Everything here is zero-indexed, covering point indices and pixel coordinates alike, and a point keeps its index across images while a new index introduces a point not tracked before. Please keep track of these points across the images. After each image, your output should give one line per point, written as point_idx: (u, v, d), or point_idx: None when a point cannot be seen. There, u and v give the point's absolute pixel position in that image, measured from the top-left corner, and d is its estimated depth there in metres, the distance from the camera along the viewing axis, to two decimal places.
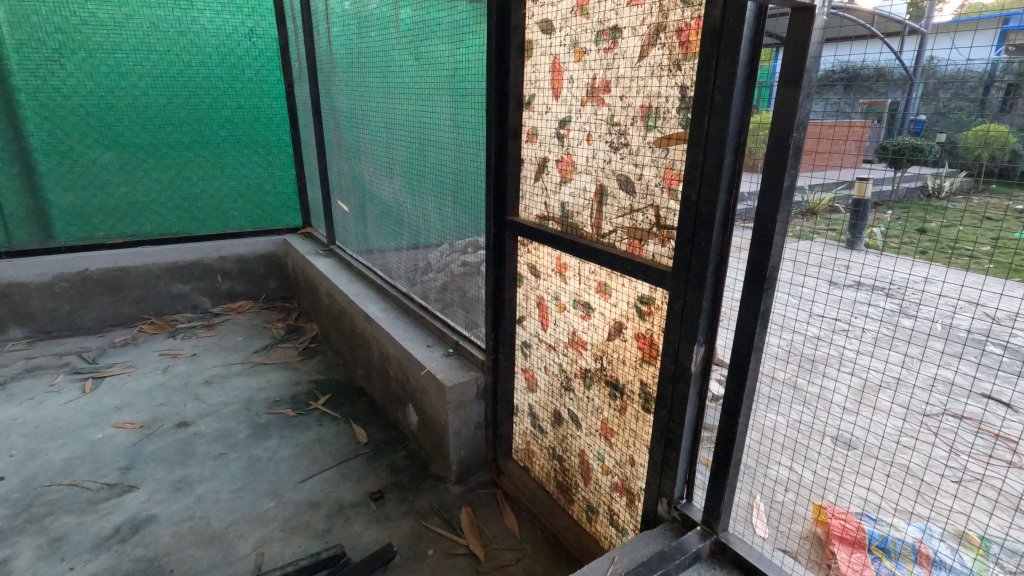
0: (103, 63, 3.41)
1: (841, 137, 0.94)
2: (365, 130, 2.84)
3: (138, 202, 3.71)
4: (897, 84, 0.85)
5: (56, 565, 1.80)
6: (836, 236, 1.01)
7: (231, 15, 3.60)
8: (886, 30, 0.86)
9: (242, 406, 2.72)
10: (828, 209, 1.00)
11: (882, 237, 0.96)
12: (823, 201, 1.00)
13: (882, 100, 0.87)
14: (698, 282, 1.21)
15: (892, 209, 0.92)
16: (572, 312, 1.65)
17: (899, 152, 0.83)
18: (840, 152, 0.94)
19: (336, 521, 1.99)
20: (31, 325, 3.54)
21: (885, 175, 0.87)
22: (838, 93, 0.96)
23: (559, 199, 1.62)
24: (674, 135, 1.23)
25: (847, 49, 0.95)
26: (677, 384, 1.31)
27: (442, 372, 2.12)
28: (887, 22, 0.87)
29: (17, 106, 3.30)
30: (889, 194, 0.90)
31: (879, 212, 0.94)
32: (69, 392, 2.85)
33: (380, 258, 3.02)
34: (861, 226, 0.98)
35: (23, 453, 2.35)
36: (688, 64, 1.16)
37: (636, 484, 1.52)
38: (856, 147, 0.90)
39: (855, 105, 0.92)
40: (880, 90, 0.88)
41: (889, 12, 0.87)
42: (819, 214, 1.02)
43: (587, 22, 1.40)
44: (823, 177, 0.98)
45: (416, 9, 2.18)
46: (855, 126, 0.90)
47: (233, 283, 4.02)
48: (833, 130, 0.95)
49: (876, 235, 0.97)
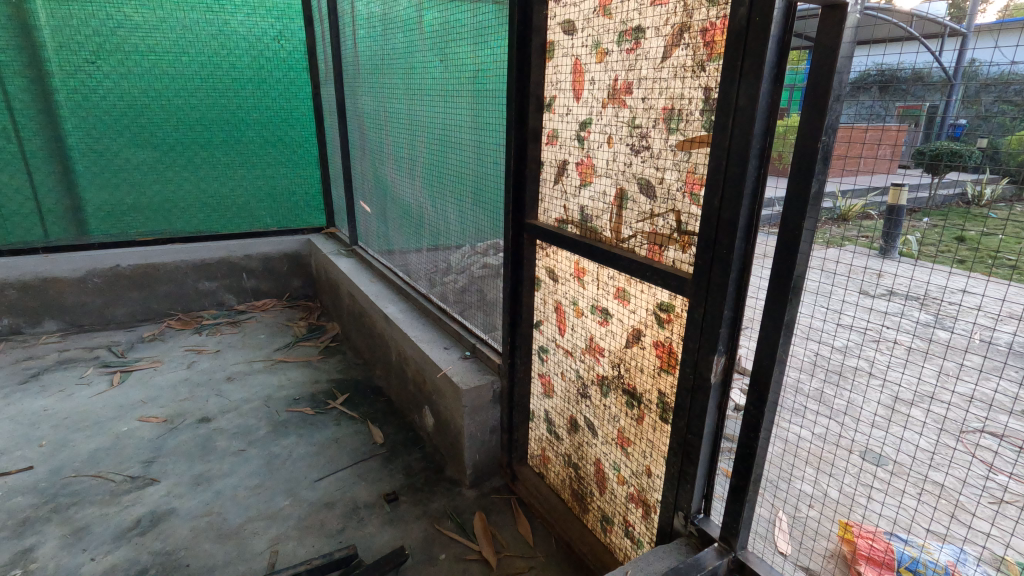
0: (138, 66, 3.50)
1: (875, 141, 0.91)
2: (388, 131, 2.85)
3: (169, 200, 3.80)
4: (936, 88, 0.81)
5: (78, 555, 1.84)
6: (870, 244, 0.98)
7: (261, 18, 3.66)
8: (925, 31, 0.81)
9: (262, 403, 2.75)
10: (861, 214, 0.96)
11: (918, 245, 0.93)
12: (856, 207, 0.97)
13: (919, 104, 0.83)
14: (720, 291, 1.17)
15: (928, 217, 0.89)
16: (590, 318, 1.62)
17: (937, 157, 0.79)
18: (873, 158, 0.91)
19: (350, 521, 2.00)
20: (66, 318, 3.65)
21: (922, 181, 0.83)
22: (873, 96, 0.92)
23: (578, 202, 1.59)
24: (697, 138, 1.19)
25: (881, 50, 0.90)
26: (696, 395, 1.27)
27: (459, 375, 2.11)
28: (924, 22, 0.81)
29: (56, 106, 3.41)
30: (925, 201, 0.86)
31: (915, 219, 0.90)
32: (98, 385, 2.93)
33: (400, 259, 3.02)
34: (895, 235, 0.95)
35: (52, 443, 2.42)
36: (712, 65, 1.13)
37: (652, 495, 1.48)
38: (890, 152, 0.87)
39: (891, 109, 0.89)
40: (916, 93, 0.84)
41: (927, 11, 0.81)
42: (851, 219, 0.98)
43: (610, 22, 1.37)
44: (855, 182, 0.95)
45: (440, 10, 2.18)
46: (890, 130, 0.88)
47: (258, 281, 4.08)
48: (866, 134, 0.92)
49: (912, 243, 0.94)
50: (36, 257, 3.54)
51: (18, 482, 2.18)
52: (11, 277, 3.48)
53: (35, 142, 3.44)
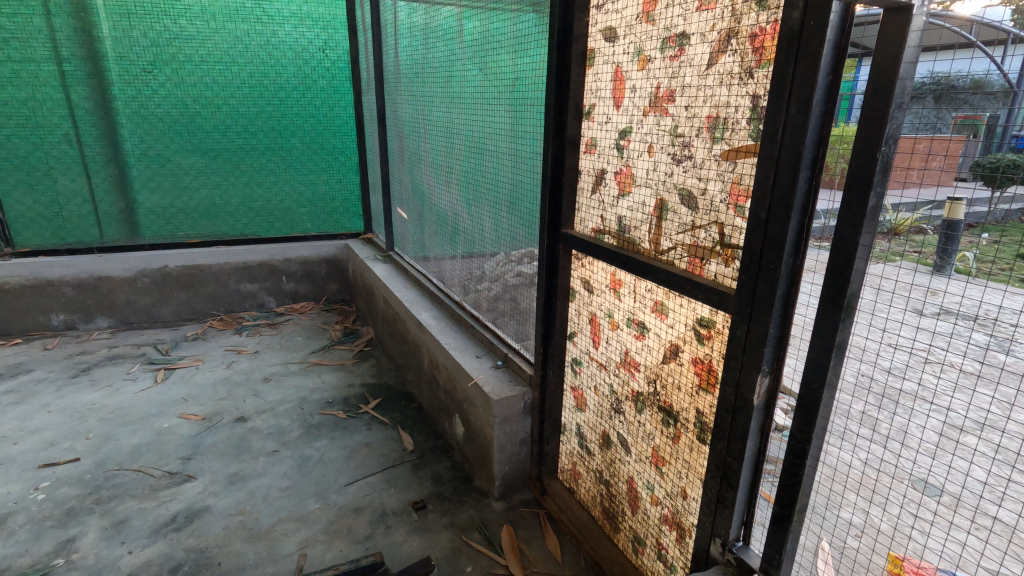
0: (191, 75, 3.64)
1: (930, 153, 0.86)
2: (426, 139, 2.88)
3: (215, 204, 3.93)
4: (997, 97, 0.77)
5: (117, 548, 1.89)
6: (921, 259, 0.93)
7: (308, 29, 3.76)
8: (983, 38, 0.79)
9: (297, 405, 2.79)
10: (913, 229, 0.92)
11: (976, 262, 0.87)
12: (908, 220, 0.92)
13: (979, 113, 0.80)
14: (765, 307, 1.12)
15: (988, 233, 0.82)
16: (626, 331, 1.58)
17: (996, 169, 0.76)
18: (928, 169, 0.87)
19: (377, 528, 1.99)
20: (116, 315, 3.81)
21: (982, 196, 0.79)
22: (929, 106, 0.88)
23: (616, 213, 1.55)
24: (744, 148, 1.14)
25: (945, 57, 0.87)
26: (737, 416, 1.21)
27: (490, 385, 2.09)
28: (984, 28, 0.79)
29: (114, 113, 3.57)
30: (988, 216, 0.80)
31: (973, 235, 0.83)
32: (143, 381, 3.03)
33: (435, 266, 3.03)
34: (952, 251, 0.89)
35: (98, 436, 2.51)
36: (761, 72, 1.08)
37: (687, 519, 1.42)
38: (946, 164, 0.83)
39: (948, 119, 0.85)
40: (974, 103, 0.81)
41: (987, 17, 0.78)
42: (903, 235, 0.93)
43: (652, 29, 1.34)
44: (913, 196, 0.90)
45: (481, 19, 2.19)
46: (949, 141, 0.84)
47: (297, 285, 4.17)
48: (923, 146, 0.87)
49: (969, 260, 0.88)
50: (91, 257, 3.71)
51: (65, 473, 2.26)
52: (68, 275, 3.65)
53: (94, 147, 3.60)
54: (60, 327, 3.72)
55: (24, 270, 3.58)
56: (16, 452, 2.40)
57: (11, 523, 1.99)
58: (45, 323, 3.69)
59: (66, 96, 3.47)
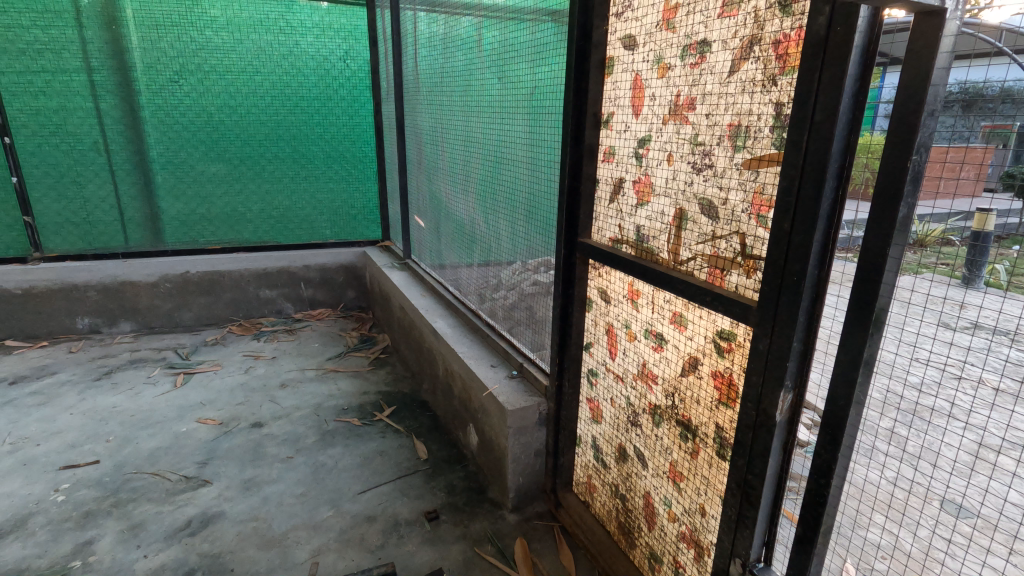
0: (216, 84, 3.71)
1: (957, 163, 0.83)
2: (443, 147, 2.89)
3: (237, 211, 3.99)
4: None
5: (132, 551, 1.90)
6: (949, 271, 0.86)
7: (330, 39, 3.82)
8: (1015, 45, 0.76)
9: (312, 411, 2.80)
10: (940, 241, 0.87)
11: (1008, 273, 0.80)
12: (934, 232, 0.88)
13: (1009, 122, 0.76)
14: (788, 320, 1.08)
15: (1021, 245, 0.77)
16: (643, 342, 1.55)
17: None
18: (956, 178, 0.83)
19: (389, 538, 1.98)
20: (139, 319, 3.88)
21: (1012, 207, 0.76)
22: (956, 114, 0.85)
23: (634, 222, 1.53)
24: (767, 156, 1.11)
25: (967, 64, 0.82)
26: (758, 432, 1.18)
27: (504, 395, 2.06)
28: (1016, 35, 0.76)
29: (141, 122, 3.65)
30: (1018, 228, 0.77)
31: (1003, 246, 0.78)
32: (163, 385, 3.07)
33: (451, 274, 3.03)
34: (981, 262, 0.83)
35: (118, 439, 2.54)
36: (785, 79, 1.05)
37: (706, 537, 1.38)
38: (975, 173, 0.80)
39: (976, 129, 0.82)
40: (1006, 112, 0.77)
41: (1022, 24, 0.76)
42: (930, 246, 0.89)
43: (673, 36, 1.32)
44: (939, 206, 0.86)
45: (499, 29, 2.19)
46: (976, 150, 0.81)
47: (315, 291, 4.20)
48: (948, 155, 0.85)
49: (1000, 270, 0.81)
50: (116, 262, 3.79)
51: (85, 475, 2.29)
52: (94, 280, 3.73)
53: (122, 154, 3.68)
54: (85, 331, 3.80)
55: (52, 275, 3.67)
56: (38, 453, 2.44)
57: (32, 524, 2.02)
58: (71, 326, 3.77)
59: (95, 105, 3.56)
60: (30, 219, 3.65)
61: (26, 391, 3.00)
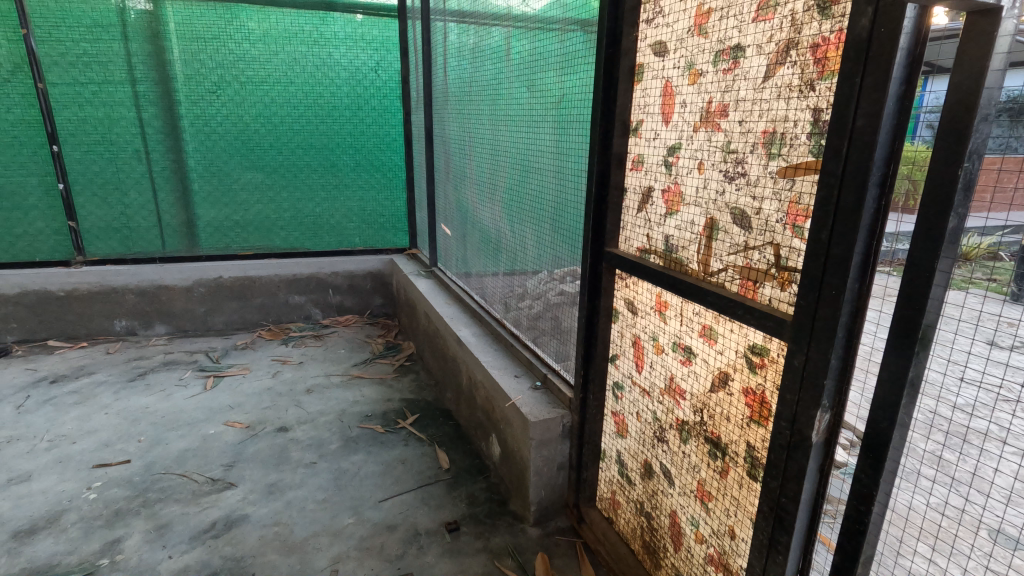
0: (252, 95, 3.81)
1: (1012, 176, 0.82)
2: (471, 156, 2.90)
3: (269, 218, 4.07)
4: None
5: (158, 551, 1.93)
6: (999, 288, 0.87)
7: (362, 50, 3.89)
8: None
9: (337, 417, 2.82)
10: (987, 256, 0.86)
11: None
12: (980, 246, 0.86)
13: None
14: (825, 335, 1.03)
15: None
16: (671, 355, 1.50)
17: None
18: (1011, 190, 0.82)
19: (409, 547, 1.96)
20: (173, 322, 3.98)
21: None
22: (1008, 126, 0.82)
23: (663, 231, 1.49)
24: (803, 164, 1.07)
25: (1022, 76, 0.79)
26: (792, 453, 1.12)
27: (528, 406, 2.03)
28: None
29: (181, 131, 3.76)
30: None
31: None
32: (193, 387, 3.13)
33: (477, 283, 3.02)
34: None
35: (149, 440, 2.60)
36: (824, 84, 1.01)
37: (735, 561, 1.32)
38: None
39: None
40: None
41: None
42: (975, 262, 0.86)
43: (705, 42, 1.29)
44: (988, 220, 0.84)
45: (528, 39, 2.19)
46: None
47: (342, 298, 4.25)
48: (1001, 169, 0.83)
49: None
50: (153, 266, 3.90)
51: (116, 474, 2.34)
52: (132, 284, 3.85)
53: (161, 162, 3.80)
54: (122, 333, 3.91)
55: (93, 278, 3.80)
56: (73, 451, 2.51)
57: (64, 520, 2.07)
58: (109, 328, 3.89)
59: (138, 114, 3.68)
60: (74, 223, 3.79)
61: (65, 390, 3.10)
